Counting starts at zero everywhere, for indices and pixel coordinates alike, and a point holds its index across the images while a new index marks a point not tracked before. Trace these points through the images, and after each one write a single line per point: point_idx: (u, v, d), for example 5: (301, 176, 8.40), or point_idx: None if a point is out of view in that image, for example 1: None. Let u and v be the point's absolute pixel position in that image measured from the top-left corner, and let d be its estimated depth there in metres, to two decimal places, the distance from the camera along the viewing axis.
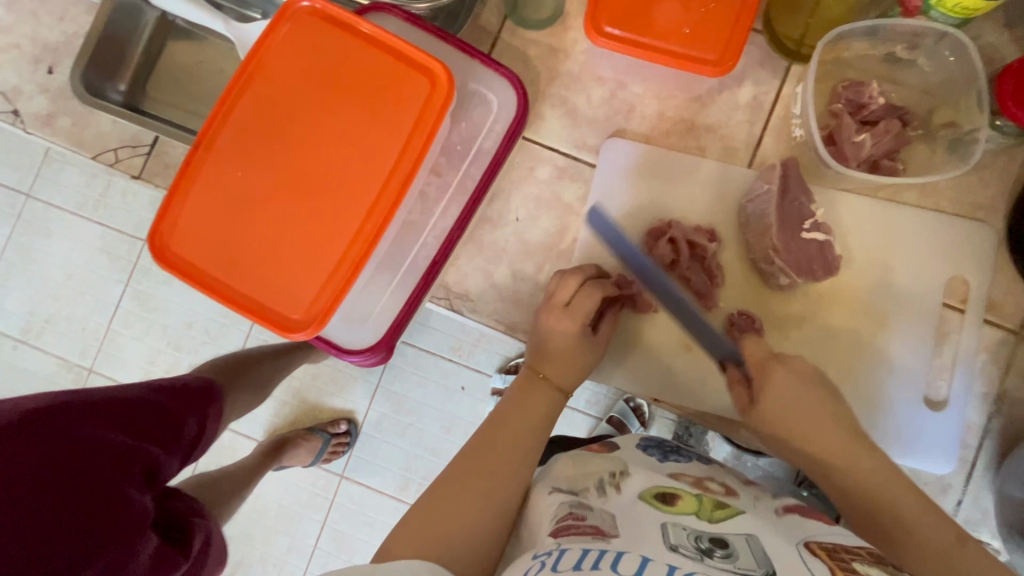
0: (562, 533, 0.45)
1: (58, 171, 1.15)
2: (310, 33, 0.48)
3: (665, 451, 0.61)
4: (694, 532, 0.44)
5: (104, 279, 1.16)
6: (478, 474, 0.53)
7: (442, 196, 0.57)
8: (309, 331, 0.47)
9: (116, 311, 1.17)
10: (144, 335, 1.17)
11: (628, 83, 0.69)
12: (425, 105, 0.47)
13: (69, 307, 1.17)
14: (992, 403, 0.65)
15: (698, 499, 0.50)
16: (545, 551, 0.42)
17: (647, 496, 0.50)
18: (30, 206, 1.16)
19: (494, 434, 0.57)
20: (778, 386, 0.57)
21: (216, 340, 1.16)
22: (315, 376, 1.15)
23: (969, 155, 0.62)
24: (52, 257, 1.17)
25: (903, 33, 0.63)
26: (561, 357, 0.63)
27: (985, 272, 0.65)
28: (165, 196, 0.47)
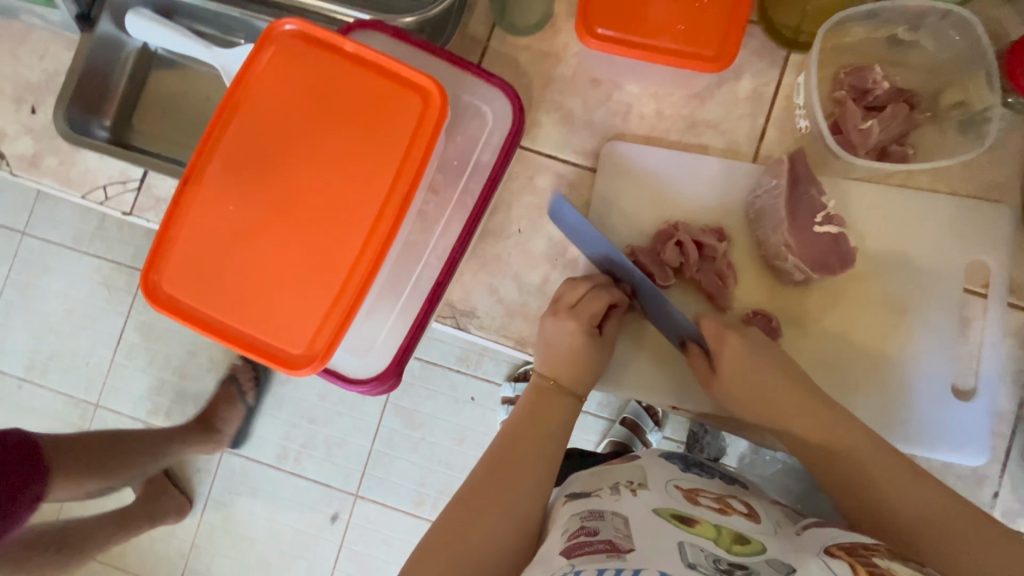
0: (574, 552, 0.43)
1: (52, 207, 1.14)
2: (296, 56, 0.46)
3: (687, 463, 0.60)
4: (712, 553, 0.42)
5: (104, 313, 1.15)
6: (501, 492, 0.51)
7: (441, 214, 0.55)
8: (312, 367, 0.45)
9: (118, 344, 1.15)
10: (148, 367, 1.15)
11: (624, 83, 0.68)
12: (418, 123, 0.45)
13: (70, 344, 1.16)
14: (1020, 388, 0.63)
15: (717, 527, 0.47)
16: (559, 574, 0.40)
17: (664, 513, 0.48)
18: (26, 243, 1.15)
19: (511, 447, 0.55)
20: (732, 352, 0.57)
21: (221, 368, 1.15)
22: (324, 399, 1.13)
23: (983, 135, 0.60)
24: (51, 294, 1.15)
25: (904, 14, 0.61)
26: (574, 364, 0.60)
27: (1005, 253, 0.63)
28: (156, 234, 0.46)
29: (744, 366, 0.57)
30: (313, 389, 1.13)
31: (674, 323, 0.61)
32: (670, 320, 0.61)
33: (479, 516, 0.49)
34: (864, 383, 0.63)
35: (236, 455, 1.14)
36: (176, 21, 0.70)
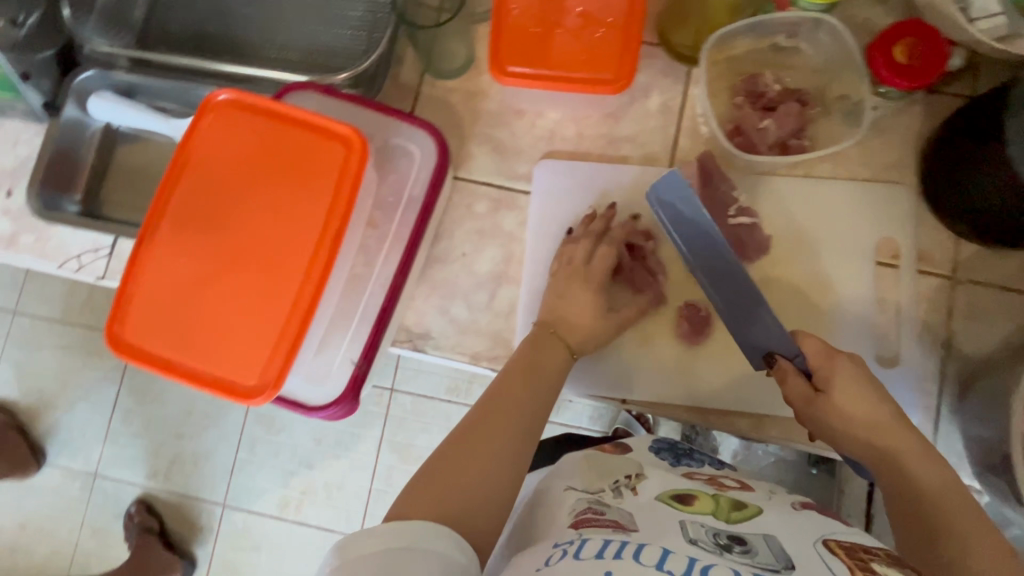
0: (582, 525, 0.46)
1: (43, 284, 1.20)
2: (232, 121, 0.52)
3: (677, 454, 0.63)
4: (712, 529, 0.45)
5: (98, 381, 1.19)
6: (496, 430, 0.53)
7: (382, 246, 0.60)
8: (266, 395, 0.49)
9: (114, 410, 1.19)
10: (145, 429, 1.18)
11: (546, 111, 0.74)
12: (343, 168, 0.51)
13: (66, 415, 1.19)
14: (942, 348, 0.67)
15: (715, 500, 0.51)
16: (567, 540, 0.44)
17: (664, 497, 0.51)
18: (19, 322, 1.20)
19: (513, 389, 0.58)
20: (843, 378, 0.55)
21: (217, 423, 1.17)
22: (319, 443, 1.15)
23: (857, 120, 0.68)
24: (46, 369, 1.19)
25: (782, 24, 0.68)
26: (578, 313, 0.64)
27: (908, 226, 0.69)
28: (117, 291, 0.51)
29: (856, 402, 0.54)
30: (308, 435, 1.15)
31: (766, 338, 0.61)
32: (754, 330, 0.62)
33: (482, 438, 0.52)
34: None
35: (239, 508, 1.16)
36: (136, 101, 0.77)
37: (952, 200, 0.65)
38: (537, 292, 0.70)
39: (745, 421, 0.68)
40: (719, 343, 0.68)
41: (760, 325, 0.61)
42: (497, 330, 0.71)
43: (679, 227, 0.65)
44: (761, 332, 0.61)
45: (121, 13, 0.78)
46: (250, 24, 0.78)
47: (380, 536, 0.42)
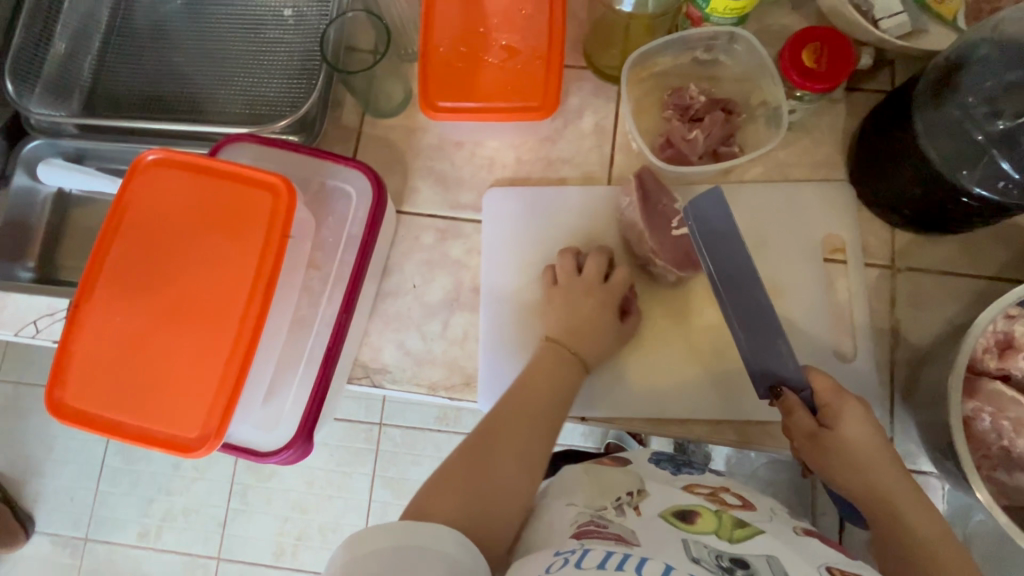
0: (584, 535, 0.46)
1: (24, 351, 1.20)
2: (163, 181, 0.54)
3: (677, 465, 0.64)
4: (715, 550, 0.44)
5: (84, 443, 1.18)
6: (506, 449, 0.53)
7: (325, 286, 0.61)
8: (207, 448, 0.49)
9: (101, 471, 1.17)
10: (133, 488, 1.17)
11: (484, 140, 0.76)
12: (273, 215, 0.52)
13: (53, 481, 1.18)
14: (890, 336, 0.68)
15: (718, 517, 0.50)
16: (568, 549, 0.43)
17: (667, 515, 0.51)
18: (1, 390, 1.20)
19: (525, 403, 0.58)
20: (849, 420, 0.56)
21: (206, 475, 1.16)
22: (311, 487, 1.14)
23: (779, 123, 0.69)
24: (30, 435, 1.19)
25: (699, 39, 0.70)
26: (586, 330, 0.65)
27: (843, 219, 0.70)
28: (55, 357, 0.51)
29: (864, 444, 0.55)
30: (300, 479, 1.14)
31: (781, 370, 0.58)
32: (767, 354, 0.58)
33: (497, 456, 0.53)
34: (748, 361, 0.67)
35: (233, 561, 1.14)
36: (85, 165, 0.78)
37: (876, 195, 0.67)
38: (489, 316, 0.71)
39: (703, 426, 0.68)
40: (673, 351, 0.68)
41: (774, 351, 0.58)
42: (453, 358, 0.71)
43: (708, 245, 0.60)
44: (776, 365, 0.58)
45: (67, 83, 0.81)
46: (195, 84, 0.82)
47: (410, 534, 0.41)
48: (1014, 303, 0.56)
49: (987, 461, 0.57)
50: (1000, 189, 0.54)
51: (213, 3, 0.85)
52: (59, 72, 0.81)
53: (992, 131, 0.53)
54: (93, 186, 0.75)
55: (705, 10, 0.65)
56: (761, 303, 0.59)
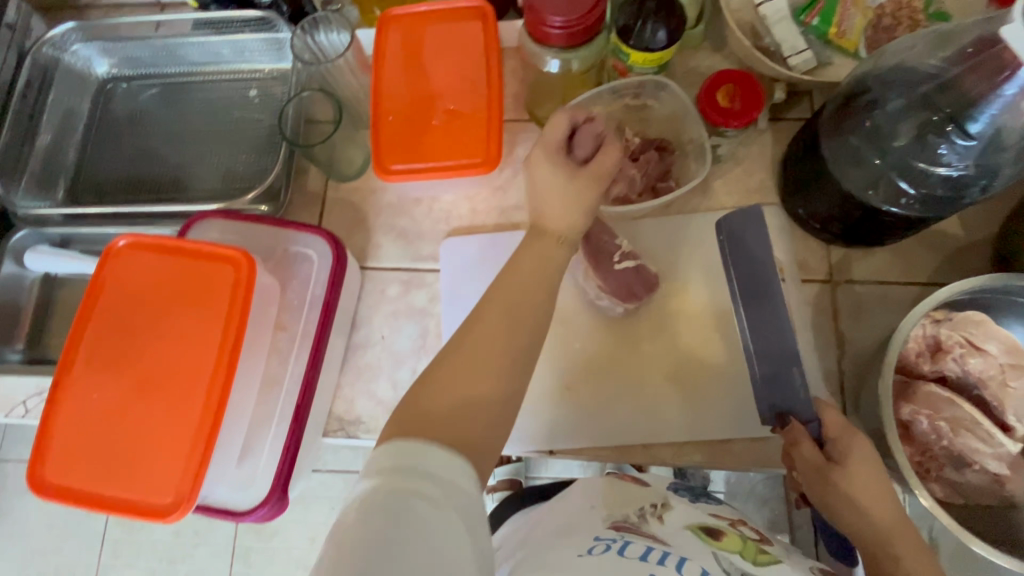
0: (623, 528, 0.50)
1: (23, 429, 1.23)
2: (132, 261, 0.58)
3: (695, 493, 0.63)
4: (741, 565, 0.45)
5: (86, 516, 1.19)
6: (481, 360, 0.49)
7: (292, 346, 0.65)
8: (182, 511, 0.52)
9: (103, 544, 1.18)
10: (135, 558, 1.17)
11: (440, 195, 0.81)
12: (234, 284, 0.57)
13: (55, 558, 1.18)
14: (836, 347, 0.71)
15: (742, 540, 0.51)
16: (608, 536, 0.49)
17: (694, 528, 0.52)
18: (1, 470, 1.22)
19: (504, 300, 0.52)
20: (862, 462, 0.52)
21: (207, 539, 1.17)
22: (313, 543, 1.14)
23: (703, 156, 0.74)
24: (32, 513, 1.20)
25: (628, 87, 0.76)
26: (571, 198, 0.56)
27: (780, 240, 0.74)
28: (37, 435, 0.54)
29: (870, 493, 0.50)
30: (302, 534, 1.15)
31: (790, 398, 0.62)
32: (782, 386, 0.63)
33: (472, 372, 0.49)
34: (703, 382, 0.71)
35: None
36: (71, 249, 0.83)
37: (806, 214, 0.71)
38: None
39: (667, 449, 0.70)
40: (632, 378, 0.72)
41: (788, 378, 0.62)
42: None
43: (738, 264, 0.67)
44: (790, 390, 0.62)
45: (52, 173, 0.87)
46: (170, 164, 0.88)
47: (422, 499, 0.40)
48: (937, 307, 0.59)
49: (933, 461, 0.60)
50: (905, 205, 0.59)
51: (186, 89, 0.92)
52: (44, 164, 0.87)
53: (886, 153, 0.58)
54: (78, 267, 0.80)
55: (628, 61, 0.70)
56: (780, 335, 0.64)
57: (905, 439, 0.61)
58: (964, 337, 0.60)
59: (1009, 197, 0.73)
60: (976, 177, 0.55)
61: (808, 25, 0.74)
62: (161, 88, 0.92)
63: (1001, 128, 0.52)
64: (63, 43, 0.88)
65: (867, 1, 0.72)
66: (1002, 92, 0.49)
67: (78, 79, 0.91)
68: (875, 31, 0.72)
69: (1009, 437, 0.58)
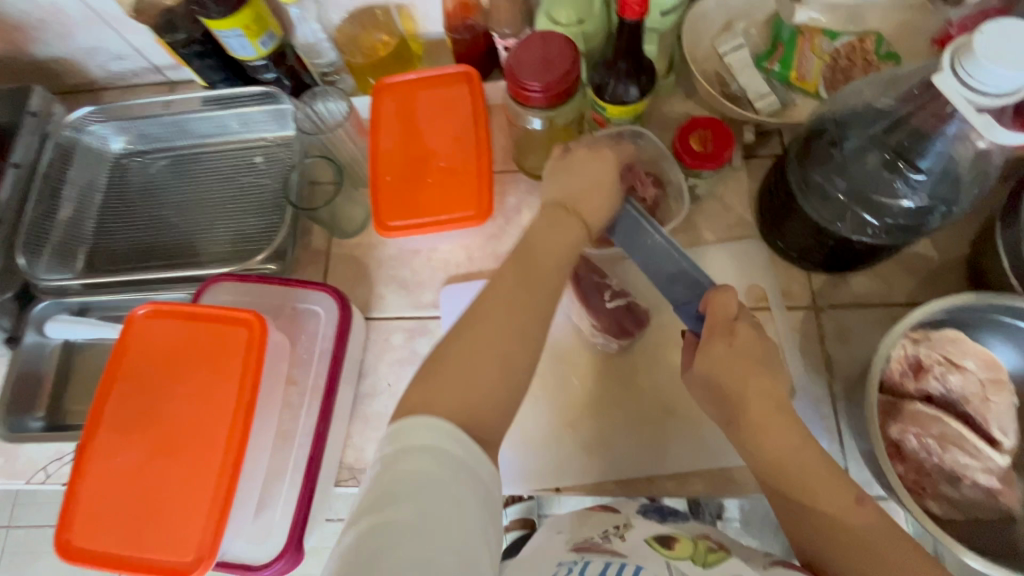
0: (583, 548, 0.52)
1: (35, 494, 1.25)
2: (151, 327, 0.62)
3: (663, 513, 0.62)
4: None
5: None
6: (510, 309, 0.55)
7: (303, 400, 0.68)
8: (203, 567, 0.54)
9: None
10: None
11: (437, 245, 0.86)
12: (248, 344, 0.60)
13: None
14: (825, 369, 0.74)
15: (694, 544, 0.52)
16: (570, 559, 0.50)
17: (651, 541, 0.53)
18: (10, 538, 1.23)
19: (529, 260, 0.59)
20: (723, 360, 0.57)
21: None
22: None
23: (681, 195, 0.79)
24: None
25: None
26: (591, 199, 0.64)
27: (762, 269, 0.78)
28: (63, 500, 0.57)
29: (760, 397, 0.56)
30: None
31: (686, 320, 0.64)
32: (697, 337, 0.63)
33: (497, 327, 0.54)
34: (699, 412, 0.73)
35: None
36: (88, 316, 0.87)
37: (784, 245, 0.76)
38: None
39: (669, 481, 0.72)
40: (631, 410, 0.74)
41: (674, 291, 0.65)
42: None
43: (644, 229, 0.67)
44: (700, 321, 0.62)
45: (71, 246, 0.92)
46: (183, 231, 0.93)
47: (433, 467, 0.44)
48: (914, 327, 0.62)
49: (927, 478, 0.61)
50: (872, 235, 0.62)
51: (196, 160, 0.98)
52: (64, 238, 0.92)
53: (849, 189, 0.62)
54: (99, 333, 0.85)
55: (606, 114, 0.76)
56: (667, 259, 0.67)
57: (898, 458, 0.62)
58: (942, 355, 0.62)
59: (976, 216, 0.77)
60: (934, 205, 0.60)
61: (770, 71, 0.80)
62: (172, 159, 0.99)
63: (952, 157, 0.57)
64: (81, 125, 0.94)
65: (822, 46, 0.79)
66: (946, 129, 0.55)
67: (94, 156, 0.98)
68: (832, 73, 0.78)
69: (996, 450, 0.61)
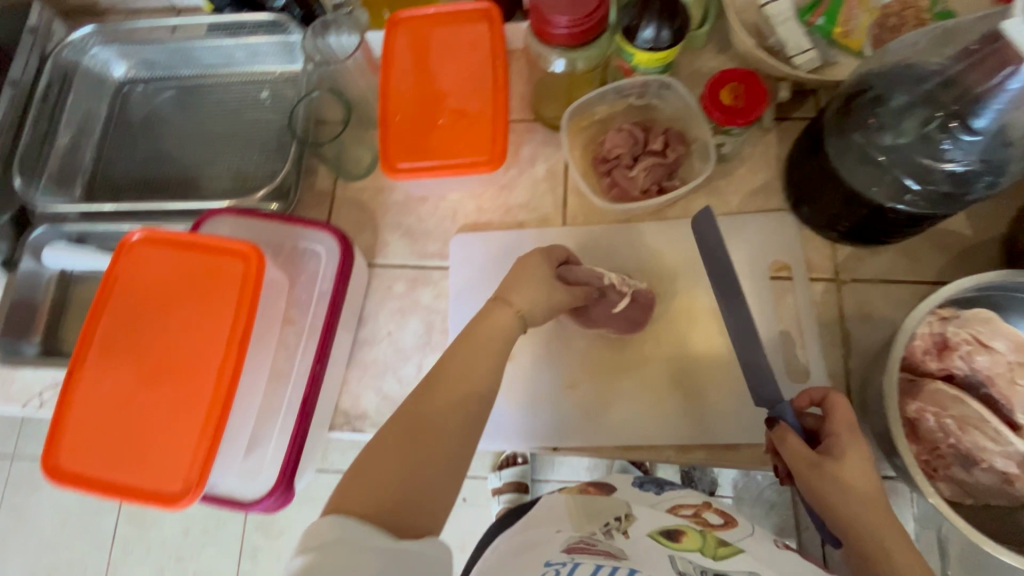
0: (575, 551, 0.49)
1: (38, 427, 1.30)
2: (145, 254, 0.60)
3: (660, 484, 0.67)
4: (700, 565, 0.47)
5: (99, 512, 1.27)
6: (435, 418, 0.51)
7: (300, 339, 0.66)
8: (190, 497, 0.53)
9: (113, 541, 1.25)
10: (144, 556, 1.24)
11: (446, 194, 0.82)
12: (244, 278, 0.58)
13: (68, 553, 1.26)
14: (842, 345, 0.71)
15: (701, 537, 0.53)
16: (557, 560, 0.48)
17: (654, 533, 0.53)
18: (16, 467, 1.29)
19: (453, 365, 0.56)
20: (858, 461, 0.51)
21: (215, 537, 1.23)
22: None
23: (707, 154, 0.75)
24: (45, 510, 1.28)
25: (632, 86, 0.76)
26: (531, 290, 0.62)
27: (784, 239, 0.74)
28: (52, 421, 0.56)
29: (860, 464, 0.51)
30: None
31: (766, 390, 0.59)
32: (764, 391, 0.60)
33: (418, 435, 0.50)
34: (706, 382, 0.71)
35: None
36: (86, 245, 0.84)
37: (812, 213, 0.72)
38: None
39: (671, 448, 0.70)
40: (638, 373, 0.72)
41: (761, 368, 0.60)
42: None
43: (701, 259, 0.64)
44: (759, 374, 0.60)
45: (70, 173, 0.90)
46: (185, 164, 0.90)
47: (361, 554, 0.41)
48: (942, 304, 0.59)
49: (940, 459, 0.59)
50: (910, 201, 0.59)
51: (200, 91, 0.94)
52: (63, 164, 0.89)
53: (891, 150, 0.58)
54: (91, 263, 0.81)
55: (633, 62, 0.71)
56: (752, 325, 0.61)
57: (913, 437, 0.60)
58: (971, 334, 0.59)
59: (1017, 194, 0.73)
60: (982, 171, 0.55)
61: (813, 25, 0.74)
62: (177, 90, 0.95)
63: (1006, 124, 0.51)
64: (83, 46, 0.90)
65: (872, 2, 0.73)
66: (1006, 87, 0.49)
67: (96, 81, 0.94)
68: (880, 30, 0.72)
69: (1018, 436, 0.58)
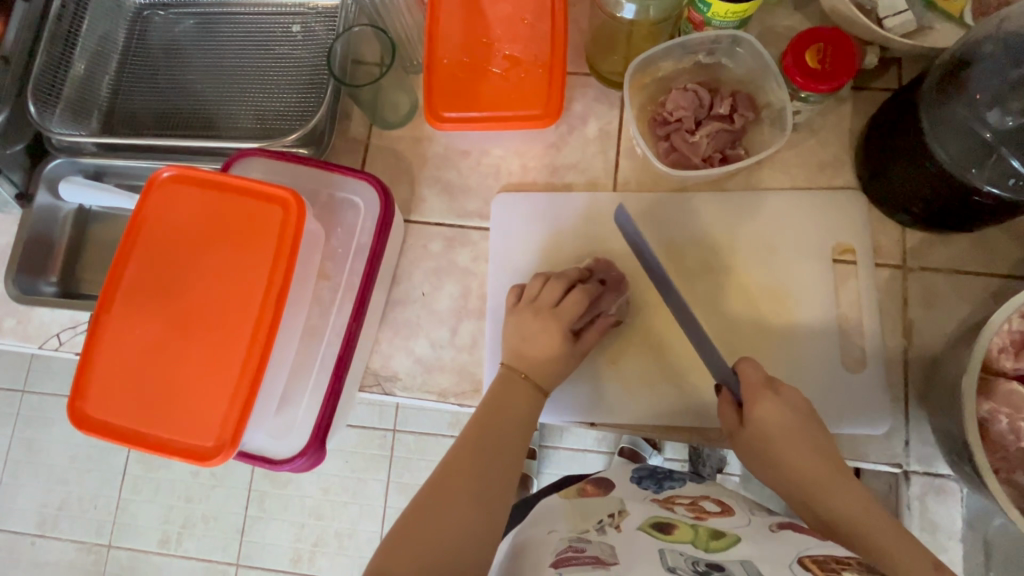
0: (562, 565, 0.46)
1: (48, 363, 1.29)
2: (177, 194, 0.55)
3: (659, 479, 0.64)
4: (692, 556, 0.44)
5: (108, 451, 1.27)
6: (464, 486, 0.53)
7: (335, 297, 0.63)
8: (224, 455, 0.51)
9: (123, 480, 1.26)
10: (153, 496, 1.25)
11: (490, 149, 0.77)
12: (282, 227, 0.54)
13: (78, 489, 1.26)
14: (903, 336, 0.67)
15: (694, 528, 0.50)
16: None
17: (646, 527, 0.51)
18: (27, 400, 1.29)
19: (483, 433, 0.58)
20: (771, 416, 0.57)
21: (224, 483, 1.24)
22: (326, 493, 1.21)
23: (781, 122, 0.69)
24: (55, 445, 1.28)
25: (701, 42, 0.70)
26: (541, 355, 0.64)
27: (852, 219, 0.69)
28: (77, 365, 0.53)
29: (775, 415, 0.57)
30: (315, 485, 1.21)
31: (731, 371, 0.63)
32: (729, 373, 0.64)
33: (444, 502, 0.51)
34: None
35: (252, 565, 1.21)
36: (104, 181, 0.81)
37: (886, 194, 0.67)
38: (498, 321, 0.71)
39: (714, 430, 0.68)
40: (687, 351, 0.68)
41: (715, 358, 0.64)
42: (463, 364, 0.72)
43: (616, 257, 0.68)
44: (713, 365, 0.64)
45: (87, 104, 0.84)
46: (208, 101, 0.84)
47: None
48: None
49: (1005, 462, 0.56)
50: (1011, 186, 0.54)
51: (224, 22, 0.87)
52: (79, 94, 0.83)
53: (1000, 129, 0.53)
54: (111, 200, 0.77)
55: (707, 14, 0.65)
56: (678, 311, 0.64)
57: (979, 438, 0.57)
58: None
59: None
60: None
61: None
62: (199, 19, 0.88)
63: None
64: None
65: None
66: None
67: (113, 4, 0.87)
68: None
69: None
